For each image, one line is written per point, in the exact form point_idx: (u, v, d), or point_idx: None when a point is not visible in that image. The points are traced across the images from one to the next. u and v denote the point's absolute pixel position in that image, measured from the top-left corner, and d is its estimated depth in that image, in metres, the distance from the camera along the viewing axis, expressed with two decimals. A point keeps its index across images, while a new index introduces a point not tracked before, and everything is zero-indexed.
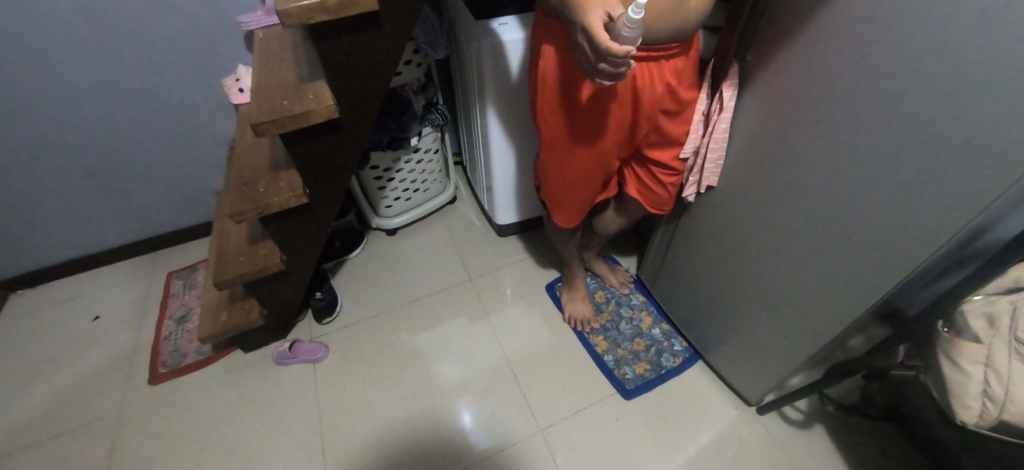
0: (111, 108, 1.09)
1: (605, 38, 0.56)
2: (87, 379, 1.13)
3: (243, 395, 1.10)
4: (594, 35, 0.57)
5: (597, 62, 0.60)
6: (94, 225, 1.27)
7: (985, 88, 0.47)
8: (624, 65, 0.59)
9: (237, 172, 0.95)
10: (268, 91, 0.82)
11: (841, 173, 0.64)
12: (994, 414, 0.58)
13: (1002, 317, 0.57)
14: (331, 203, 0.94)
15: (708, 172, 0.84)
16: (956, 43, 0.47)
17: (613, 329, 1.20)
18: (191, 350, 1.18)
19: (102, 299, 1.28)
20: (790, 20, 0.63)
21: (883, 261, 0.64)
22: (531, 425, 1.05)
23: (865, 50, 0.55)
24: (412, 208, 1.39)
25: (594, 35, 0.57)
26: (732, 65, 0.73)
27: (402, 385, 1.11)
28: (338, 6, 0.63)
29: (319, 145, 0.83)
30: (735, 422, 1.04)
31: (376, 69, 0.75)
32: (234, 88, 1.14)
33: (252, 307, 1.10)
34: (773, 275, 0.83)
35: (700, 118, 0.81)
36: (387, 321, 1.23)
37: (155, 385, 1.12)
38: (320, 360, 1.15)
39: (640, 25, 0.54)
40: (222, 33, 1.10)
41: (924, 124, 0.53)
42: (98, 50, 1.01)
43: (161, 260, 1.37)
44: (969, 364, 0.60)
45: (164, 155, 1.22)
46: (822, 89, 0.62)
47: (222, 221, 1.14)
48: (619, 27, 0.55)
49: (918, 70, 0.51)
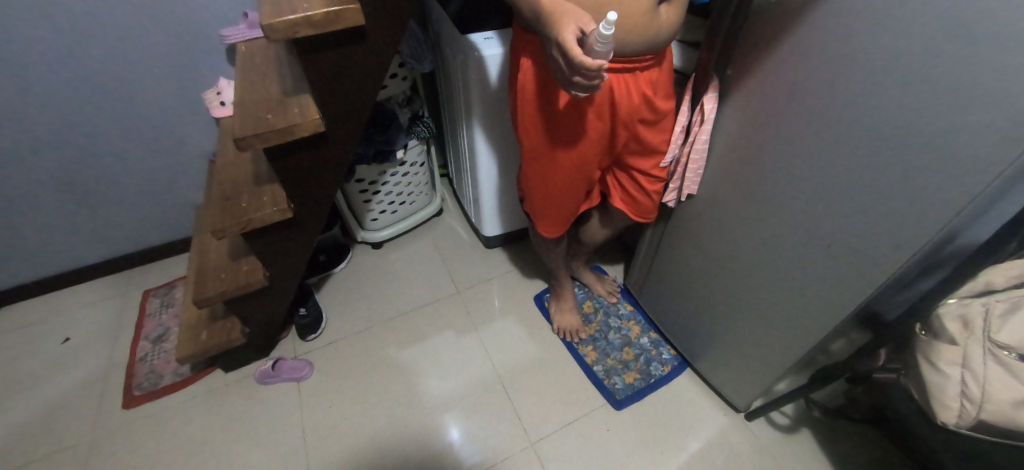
0: (86, 121, 1.06)
1: (578, 53, 0.56)
2: (55, 405, 1.07)
3: (225, 417, 1.07)
4: (567, 50, 0.57)
5: (573, 78, 0.61)
6: (65, 243, 1.22)
7: (960, 95, 0.49)
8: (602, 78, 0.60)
9: (218, 187, 0.94)
10: (247, 105, 0.81)
11: (821, 184, 0.66)
12: (972, 414, 0.60)
13: (975, 319, 0.60)
14: (315, 217, 0.92)
15: (688, 180, 0.86)
16: (924, 60, 0.50)
17: (602, 339, 1.21)
18: (169, 371, 1.13)
19: (71, 321, 1.23)
20: (767, 35, 0.65)
21: (863, 268, 0.66)
22: (522, 438, 1.04)
23: (842, 60, 0.57)
24: (398, 221, 1.38)
25: (568, 51, 0.57)
26: (712, 79, 0.75)
27: (391, 401, 1.09)
28: (324, 20, 0.63)
29: (303, 159, 0.82)
30: (724, 428, 1.05)
31: (361, 83, 0.75)
32: (216, 101, 1.12)
33: (233, 325, 1.07)
34: (757, 283, 0.84)
35: (681, 129, 0.83)
36: (374, 336, 1.21)
37: (130, 409, 1.07)
38: (304, 379, 1.13)
39: (611, 41, 0.55)
40: (204, 47, 1.08)
41: (898, 137, 0.55)
42: (73, 61, 0.98)
43: (136, 277, 1.33)
44: (947, 365, 0.62)
45: (141, 169, 1.18)
46: (799, 103, 0.64)
47: (202, 236, 1.11)
48: (592, 42, 0.56)
49: (888, 86, 0.54)
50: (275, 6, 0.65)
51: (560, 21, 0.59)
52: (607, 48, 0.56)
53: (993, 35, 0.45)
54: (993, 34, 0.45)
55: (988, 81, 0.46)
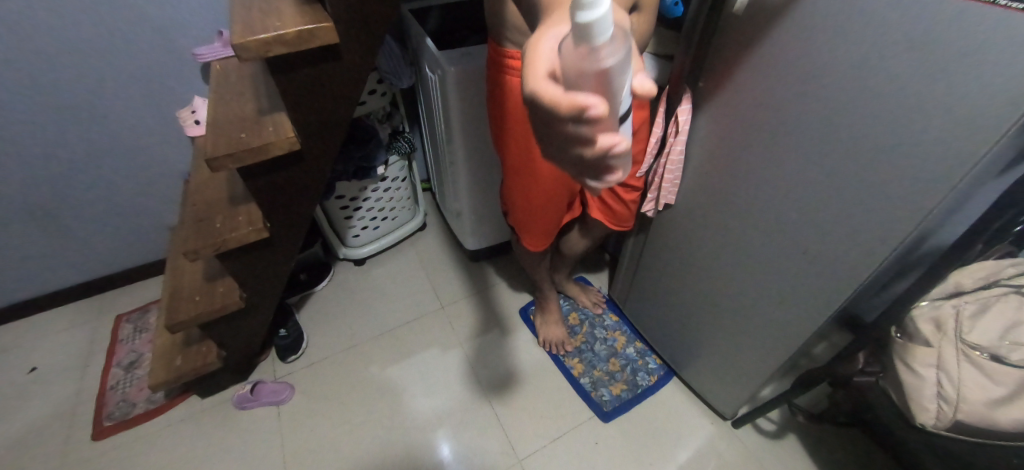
0: (55, 143, 1.03)
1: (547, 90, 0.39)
2: (20, 439, 1.02)
3: (202, 444, 1.03)
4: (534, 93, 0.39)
5: (542, 124, 0.42)
6: (32, 268, 1.18)
7: (922, 99, 0.51)
8: (584, 133, 0.39)
9: (191, 207, 0.92)
10: (221, 124, 0.80)
11: (795, 193, 0.68)
12: (950, 415, 0.61)
13: (947, 320, 0.61)
14: (294, 236, 0.91)
15: (665, 190, 0.87)
16: (882, 73, 0.53)
17: (588, 351, 1.20)
18: (142, 399, 1.09)
19: (39, 350, 1.18)
20: (737, 46, 0.67)
21: (838, 274, 0.68)
22: (509, 456, 1.02)
23: (809, 70, 0.59)
24: (379, 237, 1.37)
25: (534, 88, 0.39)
26: (685, 90, 0.77)
27: (376, 422, 1.07)
28: (297, 39, 0.63)
29: (281, 179, 0.81)
30: (712, 435, 1.05)
31: (338, 101, 0.74)
32: (190, 120, 1.09)
33: (209, 349, 1.04)
34: (738, 291, 0.85)
35: (656, 140, 0.85)
36: (357, 356, 1.19)
37: (99, 440, 1.03)
38: (284, 402, 1.10)
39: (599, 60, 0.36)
40: (179, 65, 1.07)
41: (862, 147, 0.58)
42: (41, 82, 0.96)
43: (108, 301, 1.29)
44: (921, 367, 0.63)
45: (113, 191, 1.15)
46: (770, 114, 0.66)
47: (176, 258, 1.08)
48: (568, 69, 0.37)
49: (850, 97, 0.56)
50: (248, 25, 0.65)
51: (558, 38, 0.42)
52: (590, 64, 0.36)
53: (953, 40, 0.46)
54: (954, 39, 0.46)
55: (949, 84, 0.48)
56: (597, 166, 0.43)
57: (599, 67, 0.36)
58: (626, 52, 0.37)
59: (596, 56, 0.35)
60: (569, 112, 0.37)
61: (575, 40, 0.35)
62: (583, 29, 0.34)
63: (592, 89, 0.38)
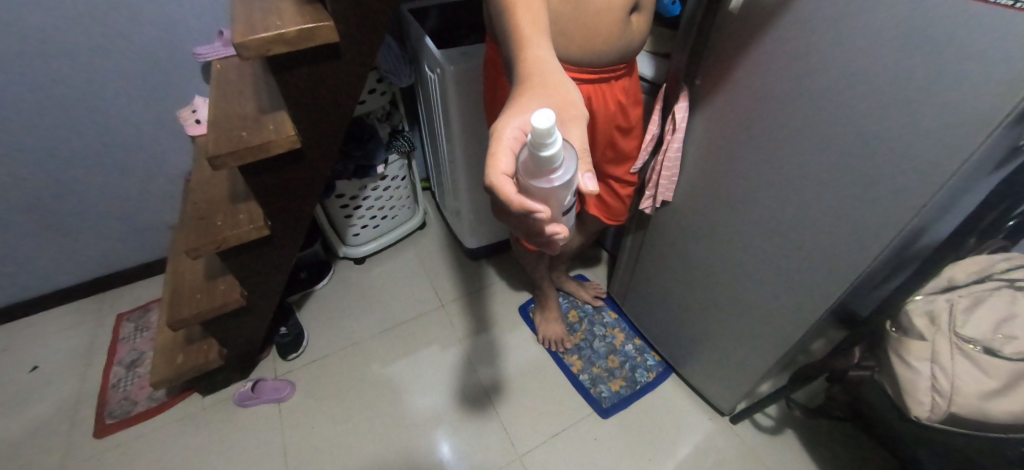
0: (56, 142, 1.04)
1: (509, 191, 0.42)
2: (22, 437, 1.03)
3: (203, 442, 1.04)
4: (496, 191, 0.42)
5: (497, 207, 0.47)
6: (33, 267, 1.18)
7: (918, 94, 0.51)
8: (531, 225, 0.45)
9: (193, 205, 0.92)
10: (222, 122, 0.81)
11: (791, 190, 0.68)
12: (943, 407, 0.62)
13: (942, 315, 0.62)
14: (295, 234, 0.91)
15: (663, 188, 0.88)
16: (877, 71, 0.53)
17: (587, 348, 1.21)
18: (143, 398, 1.10)
19: (40, 349, 1.18)
20: (733, 44, 0.68)
21: (833, 270, 0.68)
22: (508, 452, 1.03)
23: (804, 67, 0.60)
24: (379, 236, 1.38)
25: (494, 188, 0.43)
26: (683, 88, 0.77)
27: (377, 419, 1.08)
28: (297, 38, 0.64)
29: (280, 177, 0.82)
30: (710, 431, 1.06)
31: (338, 99, 0.75)
32: (191, 120, 1.10)
33: (210, 347, 1.04)
34: (736, 287, 0.86)
35: (653, 137, 0.85)
36: (357, 354, 1.19)
37: (101, 438, 1.03)
38: (285, 399, 1.10)
39: (547, 176, 0.41)
40: (179, 64, 1.07)
41: (857, 144, 0.58)
42: (42, 81, 0.97)
43: (109, 300, 1.29)
44: (916, 361, 0.64)
45: (113, 190, 1.16)
46: (767, 110, 0.67)
47: (177, 256, 1.09)
48: (525, 177, 0.42)
49: (844, 95, 0.57)
50: (248, 24, 0.65)
51: (521, 130, 0.45)
52: (541, 180, 0.42)
53: (944, 36, 0.47)
54: (946, 34, 0.47)
55: (943, 79, 0.49)
56: (539, 242, 0.49)
57: (548, 185, 0.42)
58: (576, 170, 0.43)
59: (546, 177, 0.41)
60: (519, 211, 0.42)
61: (531, 162, 0.41)
62: (541, 159, 0.40)
63: (542, 194, 0.43)
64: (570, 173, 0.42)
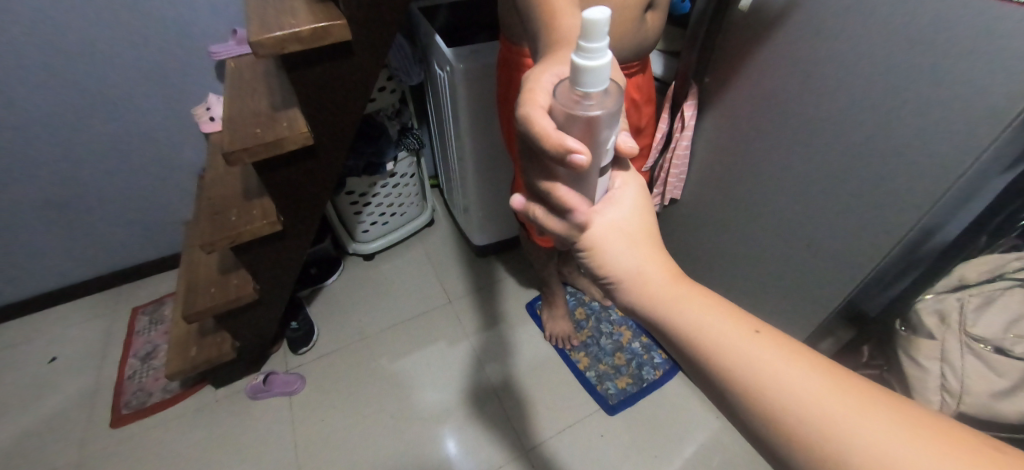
0: (76, 138, 1.06)
1: (544, 125, 0.40)
2: (42, 425, 1.06)
3: (216, 433, 1.06)
4: (531, 126, 0.40)
5: (528, 158, 0.45)
6: (52, 261, 1.21)
7: (929, 93, 0.51)
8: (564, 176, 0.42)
9: (207, 200, 0.94)
10: (237, 119, 0.82)
11: (801, 189, 0.68)
12: (953, 406, 0.63)
13: (951, 313, 0.63)
14: (306, 229, 0.93)
15: (671, 186, 0.88)
16: (886, 70, 0.53)
17: (594, 345, 1.22)
18: (158, 389, 1.12)
19: (59, 341, 1.21)
20: (746, 41, 0.68)
21: (839, 270, 0.68)
22: (515, 448, 1.04)
23: (815, 65, 0.60)
24: (389, 232, 1.39)
25: (530, 125, 0.41)
26: (692, 86, 0.78)
27: (386, 413, 1.09)
28: (312, 36, 0.65)
29: (294, 173, 0.83)
30: (717, 429, 1.06)
31: (350, 96, 0.76)
32: (204, 117, 1.13)
33: (223, 340, 1.06)
34: (747, 284, 0.86)
35: (662, 136, 0.86)
36: (367, 348, 1.21)
37: (117, 428, 1.05)
38: (295, 393, 1.12)
39: (586, 106, 0.38)
40: (195, 62, 1.09)
41: (865, 143, 0.58)
42: (63, 79, 0.99)
43: (125, 294, 1.32)
44: (926, 360, 0.65)
45: (129, 186, 1.18)
46: (777, 109, 0.67)
47: (192, 251, 1.10)
48: (562, 111, 0.39)
49: (854, 93, 0.57)
50: (263, 22, 0.66)
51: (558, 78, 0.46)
52: (579, 112, 0.39)
53: (957, 35, 0.47)
54: (958, 33, 0.47)
55: (952, 78, 0.49)
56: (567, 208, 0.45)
57: (587, 117, 0.38)
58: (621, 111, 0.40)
59: (586, 107, 0.38)
60: (554, 150, 0.39)
61: (571, 82, 0.38)
62: (582, 83, 0.37)
63: (580, 136, 0.40)
64: (614, 109, 0.39)
